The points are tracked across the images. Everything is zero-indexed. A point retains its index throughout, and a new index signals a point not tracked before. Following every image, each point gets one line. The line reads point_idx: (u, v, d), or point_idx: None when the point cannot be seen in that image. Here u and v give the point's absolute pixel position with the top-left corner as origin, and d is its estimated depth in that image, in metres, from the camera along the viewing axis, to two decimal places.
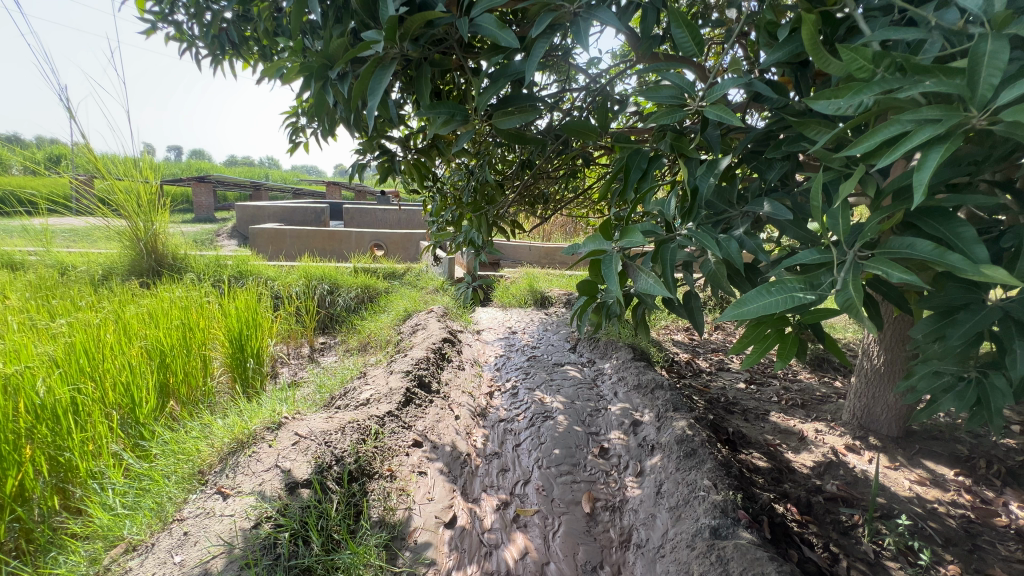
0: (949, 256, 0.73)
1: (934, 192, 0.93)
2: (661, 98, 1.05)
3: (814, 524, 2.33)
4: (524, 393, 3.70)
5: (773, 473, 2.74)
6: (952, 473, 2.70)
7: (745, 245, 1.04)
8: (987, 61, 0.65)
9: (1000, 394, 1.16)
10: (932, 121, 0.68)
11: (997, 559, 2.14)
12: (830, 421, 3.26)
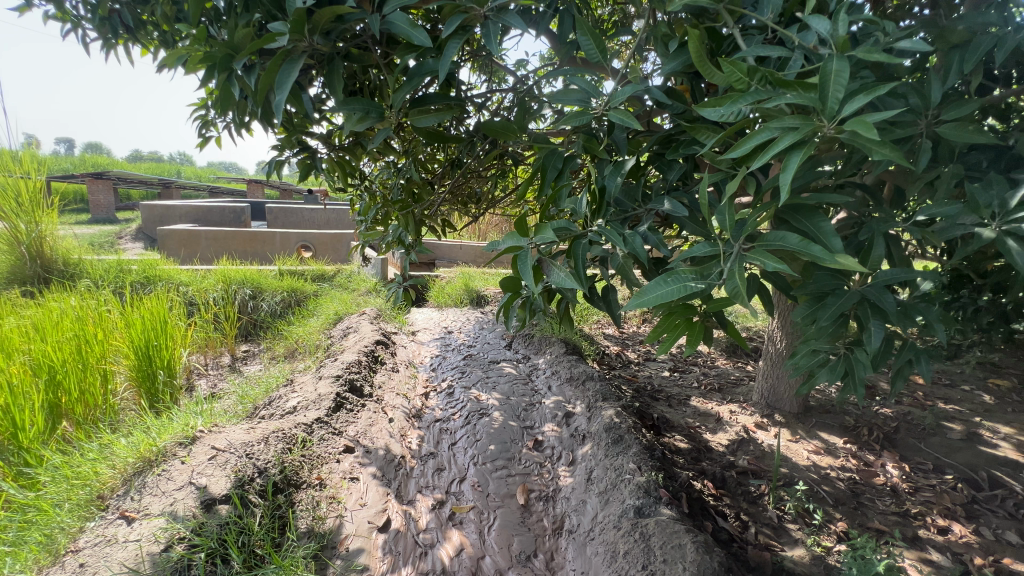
0: (812, 248, 0.84)
1: (804, 191, 1.06)
2: (570, 101, 1.12)
3: (727, 496, 2.55)
4: (460, 392, 3.70)
5: (693, 453, 2.95)
6: (841, 441, 3.06)
7: (649, 240, 1.12)
8: (833, 77, 0.76)
9: (862, 364, 1.32)
10: (792, 128, 0.79)
11: (875, 513, 2.46)
12: (742, 402, 3.56)
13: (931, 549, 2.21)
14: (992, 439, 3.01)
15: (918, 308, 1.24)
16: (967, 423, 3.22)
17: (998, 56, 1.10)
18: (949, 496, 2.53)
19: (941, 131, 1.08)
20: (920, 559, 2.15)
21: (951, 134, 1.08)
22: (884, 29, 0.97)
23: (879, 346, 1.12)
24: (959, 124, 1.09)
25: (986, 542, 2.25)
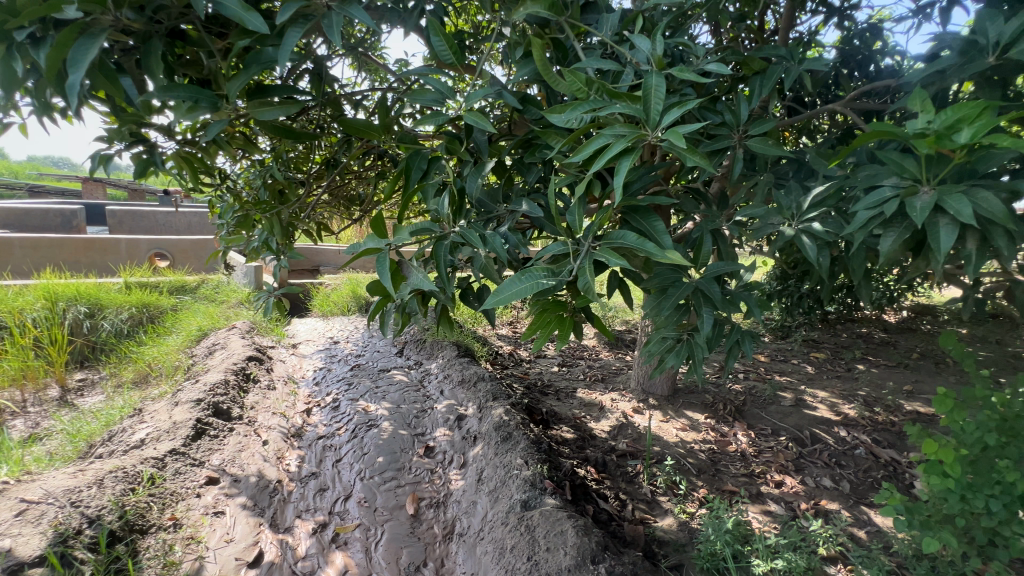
0: (646, 245, 0.94)
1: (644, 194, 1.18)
2: (425, 101, 1.12)
3: (608, 478, 2.75)
4: (346, 405, 3.50)
5: (578, 441, 3.12)
6: (702, 417, 3.45)
7: (510, 240, 1.17)
8: (653, 92, 0.84)
9: (702, 347, 1.46)
10: (622, 136, 0.86)
11: (728, 477, 2.82)
12: (622, 390, 3.86)
13: (770, 501, 2.60)
14: (812, 402, 3.63)
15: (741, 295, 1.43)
16: (795, 391, 3.84)
17: (786, 83, 1.33)
18: (783, 454, 3.00)
19: (750, 144, 1.28)
20: (761, 511, 2.52)
21: (756, 146, 1.28)
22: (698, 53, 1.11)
23: (710, 330, 1.27)
24: (762, 138, 1.29)
25: (809, 489, 2.70)
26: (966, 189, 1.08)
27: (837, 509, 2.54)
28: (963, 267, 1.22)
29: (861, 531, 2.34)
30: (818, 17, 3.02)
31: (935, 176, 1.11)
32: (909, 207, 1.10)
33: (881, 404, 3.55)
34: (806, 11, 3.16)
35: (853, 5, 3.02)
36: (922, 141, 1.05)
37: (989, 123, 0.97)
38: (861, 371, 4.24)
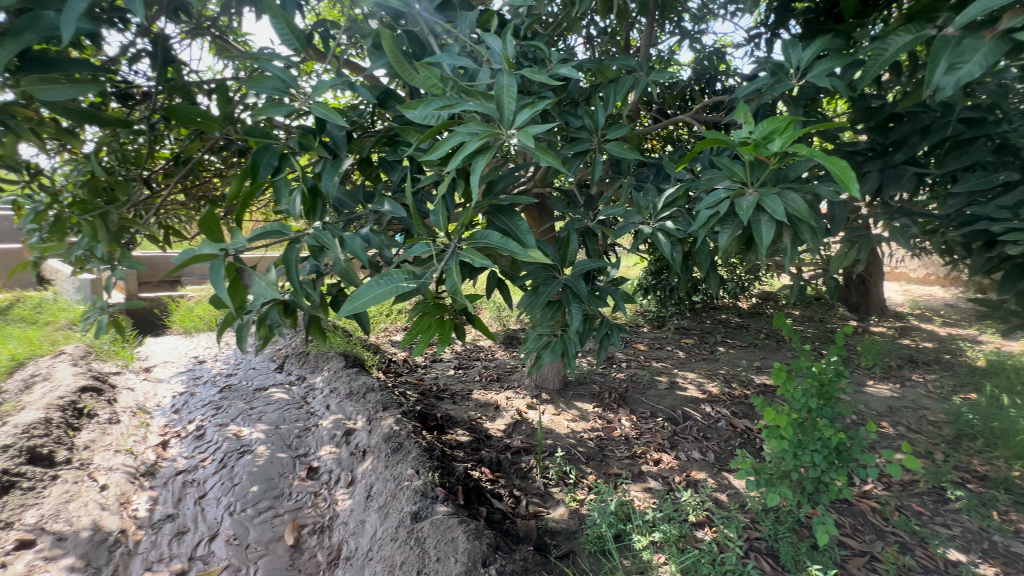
0: (509, 244, 0.94)
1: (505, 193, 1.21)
2: (265, 90, 1.03)
3: (503, 477, 2.77)
4: (213, 432, 3.09)
5: (473, 444, 3.11)
6: (591, 407, 3.65)
7: (371, 241, 1.13)
8: (506, 91, 0.84)
9: (574, 342, 1.51)
10: (476, 134, 0.85)
11: (614, 460, 3.01)
12: (516, 388, 3.93)
13: (649, 479, 2.82)
14: (683, 384, 4.03)
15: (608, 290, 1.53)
16: (669, 375, 4.24)
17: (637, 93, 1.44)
18: (660, 433, 3.28)
19: (608, 148, 1.36)
20: (642, 489, 2.72)
21: (614, 150, 1.36)
22: (553, 58, 1.15)
23: (578, 324, 1.32)
24: (619, 142, 1.38)
25: (682, 462, 2.98)
26: (779, 190, 1.26)
27: (704, 478, 2.83)
28: (782, 257, 1.42)
29: (722, 494, 2.64)
30: (673, 38, 3.36)
31: (757, 179, 1.27)
32: (738, 206, 1.24)
33: (737, 380, 4.05)
34: (663, 32, 3.50)
35: (700, 29, 3.41)
36: (744, 148, 1.20)
37: (792, 134, 1.14)
38: (721, 352, 4.81)
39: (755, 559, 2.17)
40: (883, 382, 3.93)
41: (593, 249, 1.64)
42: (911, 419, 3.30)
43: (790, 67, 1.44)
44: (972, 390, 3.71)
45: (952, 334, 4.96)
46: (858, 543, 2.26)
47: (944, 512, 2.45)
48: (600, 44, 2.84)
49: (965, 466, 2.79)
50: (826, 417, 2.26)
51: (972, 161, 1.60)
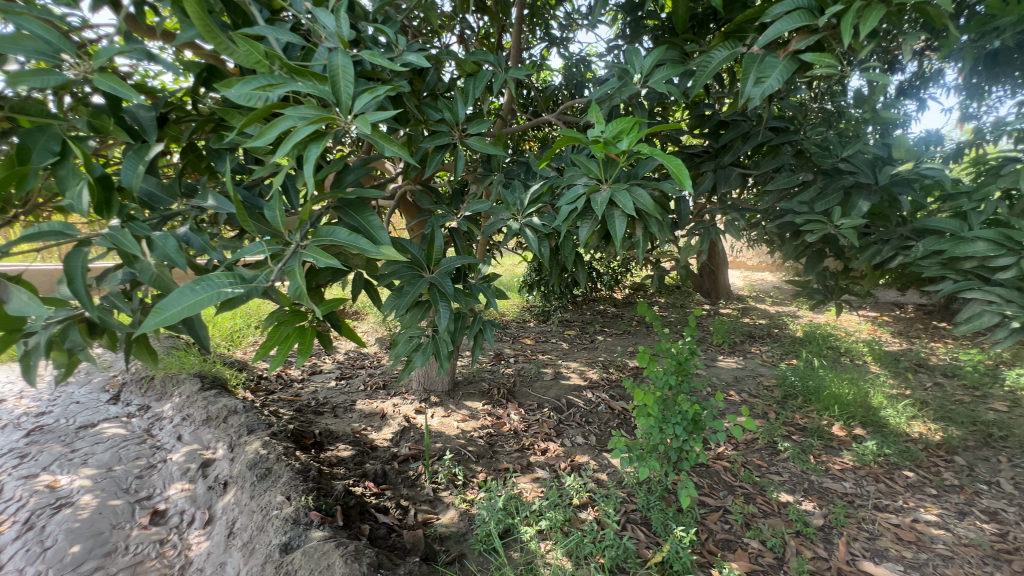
0: (358, 241, 0.89)
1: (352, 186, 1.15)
2: (27, 54, 0.91)
3: (389, 489, 2.65)
4: (15, 486, 2.47)
5: (356, 457, 2.92)
6: (480, 405, 3.65)
7: (193, 242, 1.05)
8: (341, 73, 0.78)
9: (446, 342, 1.49)
10: (308, 119, 0.78)
11: (504, 455, 3.04)
12: (404, 393, 3.79)
13: (537, 468, 2.90)
14: (567, 374, 4.22)
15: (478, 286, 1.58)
16: (555, 367, 4.42)
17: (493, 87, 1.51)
18: (546, 423, 3.39)
19: (469, 141, 1.41)
20: (530, 479, 2.78)
21: (475, 145, 1.41)
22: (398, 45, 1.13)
23: (446, 322, 1.27)
24: (480, 137, 1.43)
25: (568, 448, 3.11)
26: (628, 186, 1.35)
27: (587, 460, 2.98)
28: (636, 249, 1.54)
29: (603, 473, 2.81)
30: (542, 44, 3.50)
31: (609, 176, 1.34)
32: (593, 202, 1.30)
33: (614, 366, 4.37)
34: (532, 37, 3.62)
35: (567, 36, 3.59)
36: (594, 146, 1.27)
37: (637, 135, 1.23)
38: (600, 341, 5.15)
39: (631, 530, 2.35)
40: (730, 356, 4.53)
41: (461, 246, 1.67)
42: (751, 386, 3.84)
43: (635, 72, 1.55)
44: (794, 357, 4.45)
45: (779, 311, 5.91)
46: (714, 499, 2.56)
47: (777, 462, 2.89)
48: (471, 43, 2.84)
49: (790, 421, 3.32)
50: (684, 391, 2.52)
51: (780, 163, 1.89)
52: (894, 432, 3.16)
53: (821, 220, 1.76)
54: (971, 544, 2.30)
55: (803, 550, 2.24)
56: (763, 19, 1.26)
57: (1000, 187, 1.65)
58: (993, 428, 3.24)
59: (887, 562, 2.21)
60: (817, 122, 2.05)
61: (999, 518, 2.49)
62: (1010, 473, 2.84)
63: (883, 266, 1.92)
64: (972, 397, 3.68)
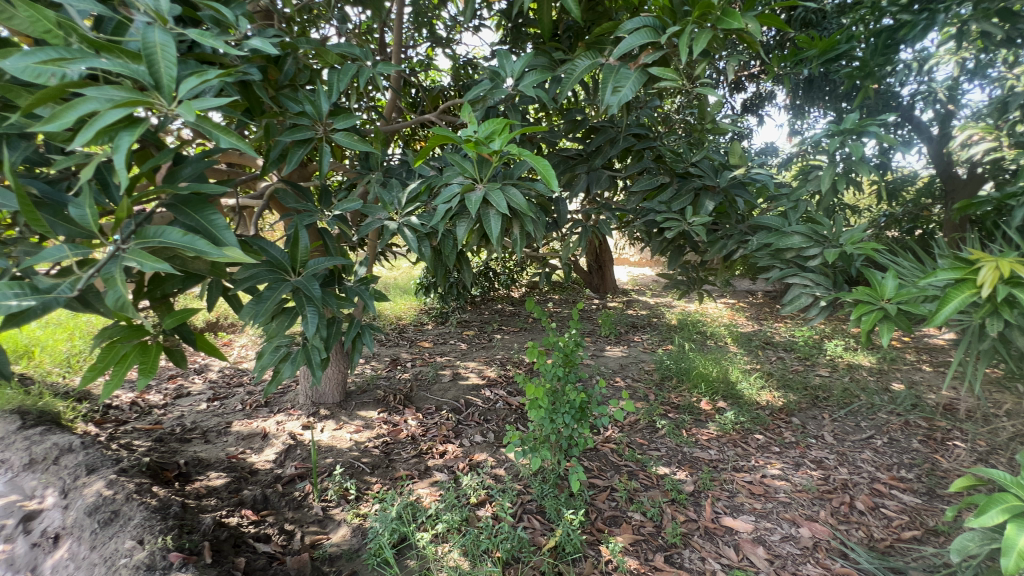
0: (193, 242, 0.80)
1: (191, 180, 1.04)
2: None
3: (271, 514, 2.42)
4: None
5: (232, 485, 2.63)
6: (376, 413, 3.49)
7: None
8: (159, 52, 0.71)
9: (317, 349, 1.43)
10: (116, 101, 0.68)
11: (401, 462, 2.94)
12: (289, 409, 3.49)
13: (435, 472, 2.84)
14: (465, 374, 4.22)
15: (352, 288, 1.52)
16: (452, 368, 4.39)
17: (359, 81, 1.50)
18: (445, 425, 3.34)
19: (337, 137, 1.43)
20: (428, 484, 2.72)
21: (343, 140, 1.44)
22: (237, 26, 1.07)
23: (314, 329, 1.20)
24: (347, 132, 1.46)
25: (467, 448, 3.11)
26: (502, 186, 1.39)
27: (485, 457, 3.01)
28: (514, 247, 1.59)
29: (500, 469, 2.86)
30: (427, 42, 3.46)
31: (484, 176, 1.37)
32: (467, 201, 1.32)
33: (511, 363, 4.46)
34: (417, 35, 3.56)
35: (452, 36, 3.59)
36: (466, 145, 1.29)
37: (508, 136, 1.27)
38: (497, 339, 5.24)
39: (526, 520, 2.42)
40: (616, 346, 4.89)
41: (334, 246, 1.59)
42: (635, 372, 4.17)
43: (506, 74, 1.63)
44: (669, 343, 4.93)
45: (657, 302, 6.50)
46: (602, 480, 2.73)
47: (656, 439, 3.17)
48: (349, 36, 2.71)
49: (667, 400, 3.67)
50: (572, 382, 2.65)
51: (643, 166, 2.08)
52: (748, 401, 3.65)
53: (676, 217, 1.97)
54: (803, 490, 2.74)
55: (677, 515, 2.49)
56: (616, 34, 1.39)
57: (808, 189, 1.99)
58: (819, 390, 3.89)
59: (742, 514, 2.54)
60: (672, 130, 2.30)
61: (823, 465, 3.00)
62: (831, 427, 3.44)
63: (728, 258, 2.20)
64: (804, 366, 4.38)
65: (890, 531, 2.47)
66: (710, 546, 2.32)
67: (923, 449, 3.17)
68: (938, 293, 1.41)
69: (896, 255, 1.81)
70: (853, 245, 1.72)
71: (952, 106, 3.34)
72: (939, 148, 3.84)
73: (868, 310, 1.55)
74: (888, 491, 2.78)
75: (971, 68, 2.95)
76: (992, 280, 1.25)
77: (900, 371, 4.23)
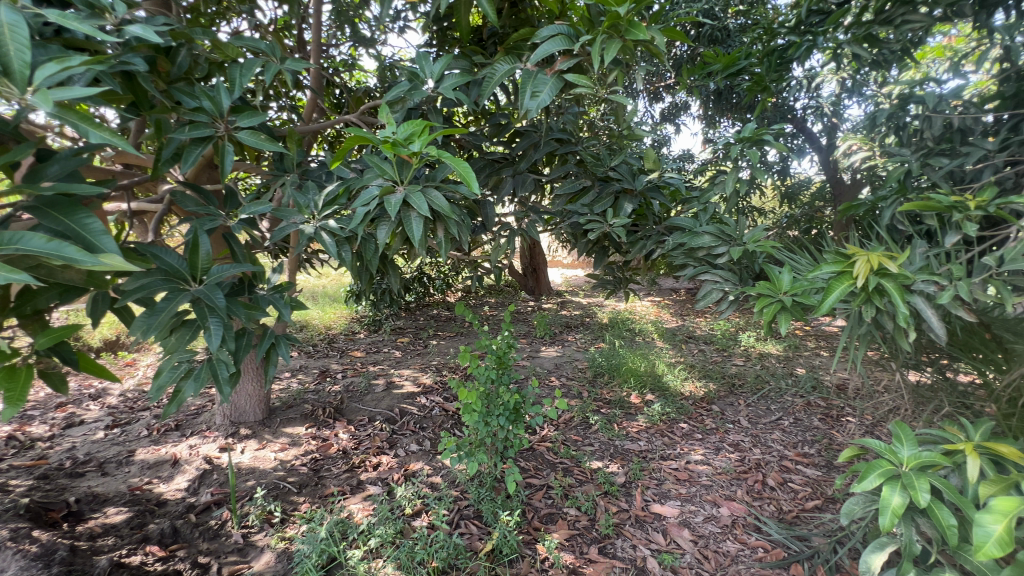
0: (63, 249, 0.72)
1: (57, 180, 0.94)
2: None
3: (182, 547, 2.21)
4: None
5: (136, 519, 2.37)
6: (303, 429, 3.30)
7: None
8: (8, 36, 0.72)
9: (224, 364, 1.35)
10: None
11: (331, 479, 2.80)
12: (204, 431, 3.21)
13: (369, 486, 2.73)
14: (400, 382, 4.11)
15: (264, 297, 1.44)
16: (386, 377, 4.25)
17: (264, 76, 1.43)
18: (379, 436, 3.23)
19: (240, 136, 1.36)
20: (361, 499, 2.61)
21: (247, 139, 1.37)
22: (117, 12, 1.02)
23: (218, 343, 1.12)
24: (252, 130, 1.39)
25: (402, 458, 3.02)
26: (423, 188, 1.37)
27: (421, 466, 2.93)
28: (439, 249, 1.57)
29: (437, 477, 2.81)
30: (350, 42, 3.35)
31: (404, 178, 1.36)
32: (387, 203, 1.29)
33: (447, 368, 4.41)
34: (339, 33, 3.44)
35: (376, 36, 3.50)
36: (384, 145, 1.27)
37: (428, 137, 1.27)
38: (432, 345, 5.15)
39: (463, 525, 2.39)
40: (550, 346, 4.98)
41: (243, 252, 1.50)
42: (569, 371, 4.28)
43: (425, 76, 1.63)
44: (601, 341, 5.10)
45: (589, 303, 6.72)
46: (539, 479, 2.77)
47: (589, 434, 3.27)
48: (262, 31, 2.56)
49: (599, 396, 3.79)
50: (505, 384, 2.66)
51: (566, 169, 2.16)
52: (673, 392, 3.87)
53: (598, 219, 2.05)
54: (723, 472, 2.94)
55: (609, 507, 2.58)
56: (533, 40, 1.45)
57: (715, 192, 2.15)
58: (735, 379, 4.21)
59: (669, 500, 2.68)
60: (594, 136, 2.39)
61: (740, 448, 3.24)
62: (746, 411, 3.72)
63: (648, 257, 2.32)
64: (722, 357, 4.72)
65: (797, 502, 2.72)
66: (640, 533, 2.43)
67: (822, 426, 3.52)
68: (823, 284, 1.57)
69: (791, 252, 2.00)
70: (755, 243, 1.88)
71: (835, 119, 3.76)
72: (827, 156, 4.30)
73: (768, 303, 1.69)
74: (794, 466, 3.06)
75: (849, 85, 3.34)
76: (864, 272, 1.42)
77: (802, 357, 4.68)
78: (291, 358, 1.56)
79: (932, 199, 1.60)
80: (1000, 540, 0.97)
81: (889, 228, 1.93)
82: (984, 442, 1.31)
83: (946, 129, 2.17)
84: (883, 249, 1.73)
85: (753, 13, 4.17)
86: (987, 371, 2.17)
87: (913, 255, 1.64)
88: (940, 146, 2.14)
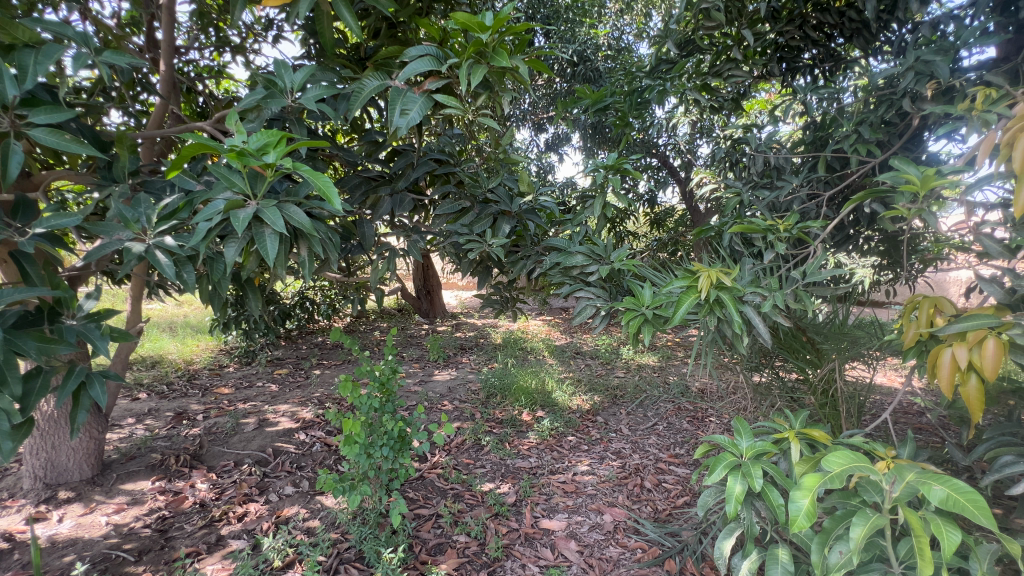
0: None
1: None
2: None
3: None
4: None
5: None
6: (148, 483, 2.79)
7: None
8: None
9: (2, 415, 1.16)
10: None
11: (183, 539, 2.39)
12: (5, 501, 2.57)
13: (231, 541, 2.38)
14: (274, 419, 3.70)
15: (70, 328, 1.28)
16: (258, 414, 3.80)
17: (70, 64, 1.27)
18: (246, 482, 2.85)
19: (35, 133, 1.19)
20: (220, 558, 2.26)
21: (44, 137, 1.21)
22: None
23: None
24: (52, 127, 1.23)
25: (274, 505, 2.68)
26: (279, 204, 1.27)
27: (296, 511, 2.64)
28: (302, 270, 1.45)
29: (314, 520, 2.55)
30: (213, 48, 3.04)
31: (257, 191, 1.24)
32: (235, 218, 1.17)
33: (330, 399, 4.08)
34: (201, 35, 3.10)
35: (245, 42, 3.22)
36: (230, 155, 1.15)
37: (284, 149, 1.18)
38: (314, 375, 4.76)
39: (343, 571, 2.20)
40: (443, 369, 4.89)
41: (39, 275, 1.29)
42: (462, 394, 4.22)
43: (284, 86, 1.55)
44: (494, 360, 5.15)
45: (484, 324, 6.76)
46: (427, 509, 2.66)
47: (480, 456, 3.23)
48: (93, 20, 2.21)
49: (491, 417, 3.79)
50: (389, 411, 2.52)
51: (444, 190, 2.17)
52: (562, 407, 4.00)
53: (477, 239, 2.10)
54: (606, 480, 3.09)
55: (499, 528, 2.56)
56: (402, 58, 1.47)
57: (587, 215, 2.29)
58: (617, 390, 4.49)
59: (558, 513, 2.74)
60: (474, 158, 2.43)
61: (621, 455, 3.44)
62: (626, 420, 3.98)
63: (529, 277, 2.39)
64: (605, 369, 5.03)
65: (669, 500, 2.95)
66: (529, 551, 2.43)
67: (690, 427, 3.89)
68: (677, 297, 1.74)
69: (654, 269, 2.19)
70: (621, 262, 2.02)
71: (689, 155, 4.28)
72: (685, 187, 4.88)
73: (634, 316, 1.81)
74: (668, 467, 3.33)
75: (697, 127, 3.83)
76: (706, 286, 1.62)
77: (672, 366, 5.16)
78: (104, 401, 1.39)
79: (756, 223, 1.87)
80: (807, 512, 1.14)
81: (728, 248, 2.22)
82: (803, 429, 1.52)
83: (766, 167, 2.58)
84: (723, 266, 1.97)
85: (620, 59, 4.64)
86: (807, 369, 2.57)
87: (744, 270, 1.89)
88: (763, 180, 2.54)
